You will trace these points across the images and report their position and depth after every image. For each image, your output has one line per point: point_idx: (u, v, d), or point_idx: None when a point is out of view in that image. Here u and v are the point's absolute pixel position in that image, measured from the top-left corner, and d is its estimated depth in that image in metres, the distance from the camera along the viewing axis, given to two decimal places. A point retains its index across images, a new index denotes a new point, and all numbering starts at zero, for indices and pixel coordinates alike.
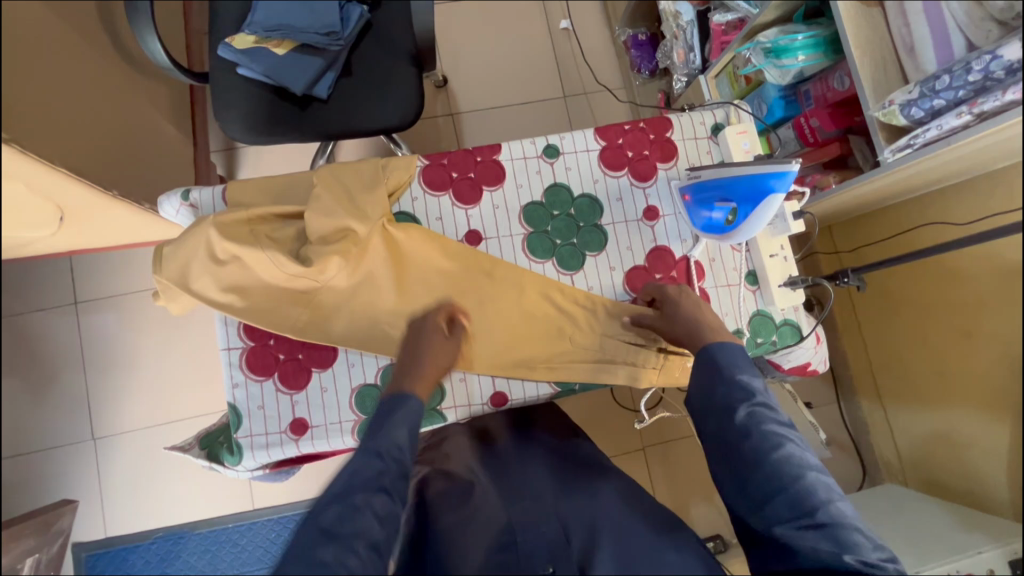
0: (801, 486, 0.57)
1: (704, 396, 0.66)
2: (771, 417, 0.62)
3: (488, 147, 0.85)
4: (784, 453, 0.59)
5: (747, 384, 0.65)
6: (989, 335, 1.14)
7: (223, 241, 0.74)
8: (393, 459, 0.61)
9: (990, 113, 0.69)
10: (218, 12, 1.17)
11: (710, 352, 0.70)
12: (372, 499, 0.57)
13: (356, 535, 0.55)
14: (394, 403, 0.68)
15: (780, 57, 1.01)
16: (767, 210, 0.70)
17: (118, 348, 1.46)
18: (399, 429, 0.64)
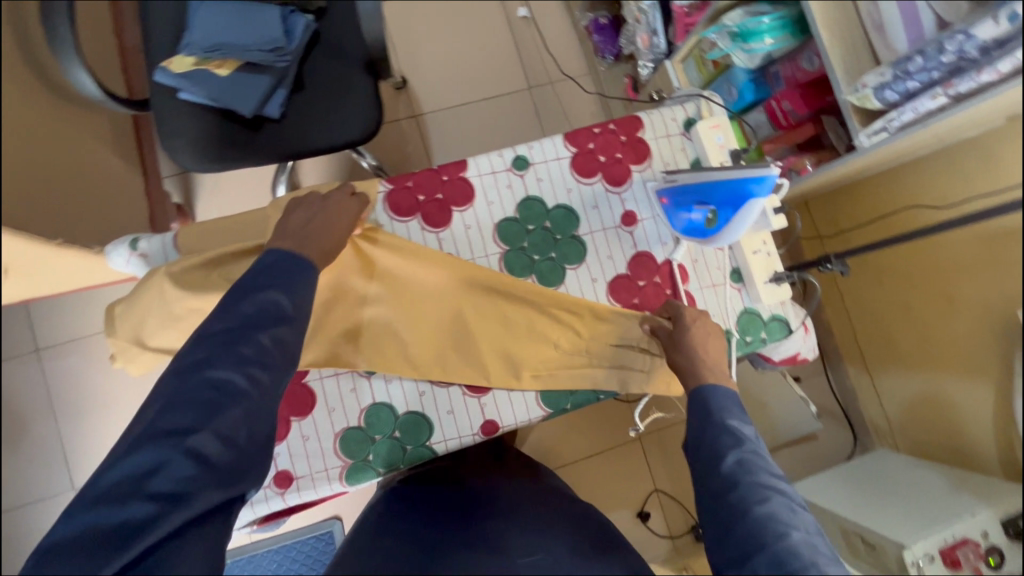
0: (784, 546, 0.50)
1: (692, 441, 0.62)
2: (761, 466, 0.57)
3: (453, 164, 0.81)
4: (768, 506, 0.53)
5: (737, 429, 0.60)
6: (963, 300, 1.17)
7: (178, 294, 0.69)
8: (292, 301, 0.59)
9: (967, 95, 0.67)
10: (151, 34, 1.09)
11: (704, 392, 0.65)
12: (276, 335, 0.57)
13: (259, 362, 0.55)
14: (289, 255, 0.63)
15: (747, 40, 0.98)
16: (749, 213, 0.66)
17: (85, 393, 1.39)
18: (305, 280, 0.61)
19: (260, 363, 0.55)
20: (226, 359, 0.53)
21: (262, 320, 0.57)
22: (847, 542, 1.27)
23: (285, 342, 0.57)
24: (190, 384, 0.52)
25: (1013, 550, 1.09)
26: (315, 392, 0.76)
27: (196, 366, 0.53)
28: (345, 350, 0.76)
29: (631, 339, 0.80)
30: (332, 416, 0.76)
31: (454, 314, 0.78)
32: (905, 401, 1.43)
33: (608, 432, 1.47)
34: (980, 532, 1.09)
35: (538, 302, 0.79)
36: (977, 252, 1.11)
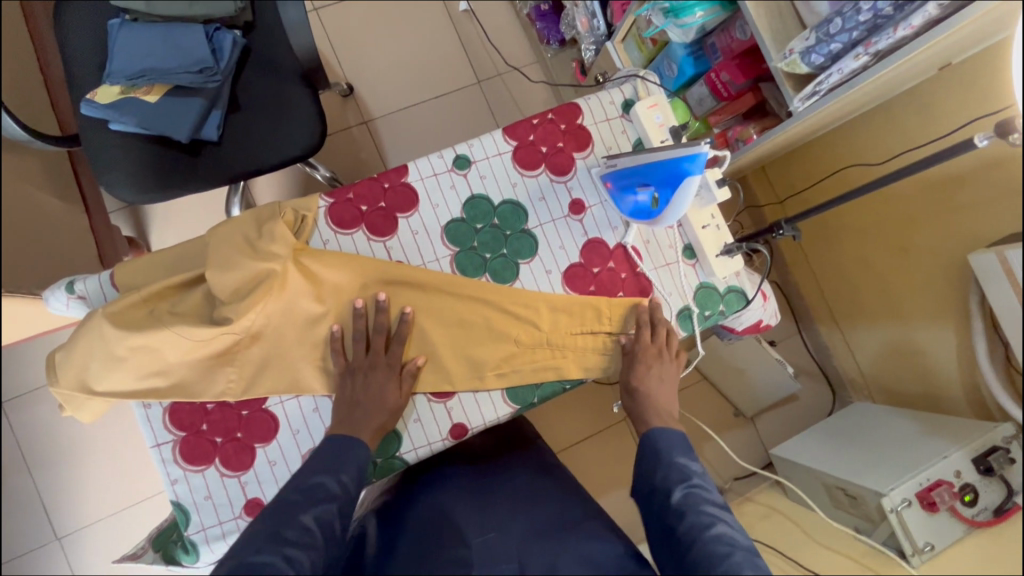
0: (730, 563, 0.55)
1: (646, 480, 0.67)
2: (706, 498, 0.62)
3: (393, 170, 0.80)
4: (713, 532, 0.58)
5: (684, 464, 0.65)
6: (922, 248, 1.20)
7: (118, 334, 0.68)
8: (338, 481, 0.64)
9: (885, 51, 0.70)
10: (73, 66, 1.05)
11: (652, 434, 0.70)
12: (318, 516, 0.59)
13: (298, 542, 0.56)
14: (335, 438, 0.68)
15: (679, 16, 0.95)
16: (687, 193, 0.66)
17: (56, 441, 1.33)
18: (348, 459, 0.66)
19: (302, 545, 0.56)
20: (271, 545, 0.55)
21: (306, 501, 0.60)
22: (829, 496, 1.30)
23: (328, 522, 0.60)
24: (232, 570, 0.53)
25: (988, 487, 1.10)
26: (277, 417, 0.74)
27: (249, 547, 0.55)
28: (302, 371, 0.75)
29: (592, 327, 0.80)
30: (298, 439, 0.75)
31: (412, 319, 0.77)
32: (875, 351, 1.46)
33: (592, 416, 1.47)
34: (954, 473, 1.11)
35: (494, 299, 0.78)
36: (930, 198, 1.15)
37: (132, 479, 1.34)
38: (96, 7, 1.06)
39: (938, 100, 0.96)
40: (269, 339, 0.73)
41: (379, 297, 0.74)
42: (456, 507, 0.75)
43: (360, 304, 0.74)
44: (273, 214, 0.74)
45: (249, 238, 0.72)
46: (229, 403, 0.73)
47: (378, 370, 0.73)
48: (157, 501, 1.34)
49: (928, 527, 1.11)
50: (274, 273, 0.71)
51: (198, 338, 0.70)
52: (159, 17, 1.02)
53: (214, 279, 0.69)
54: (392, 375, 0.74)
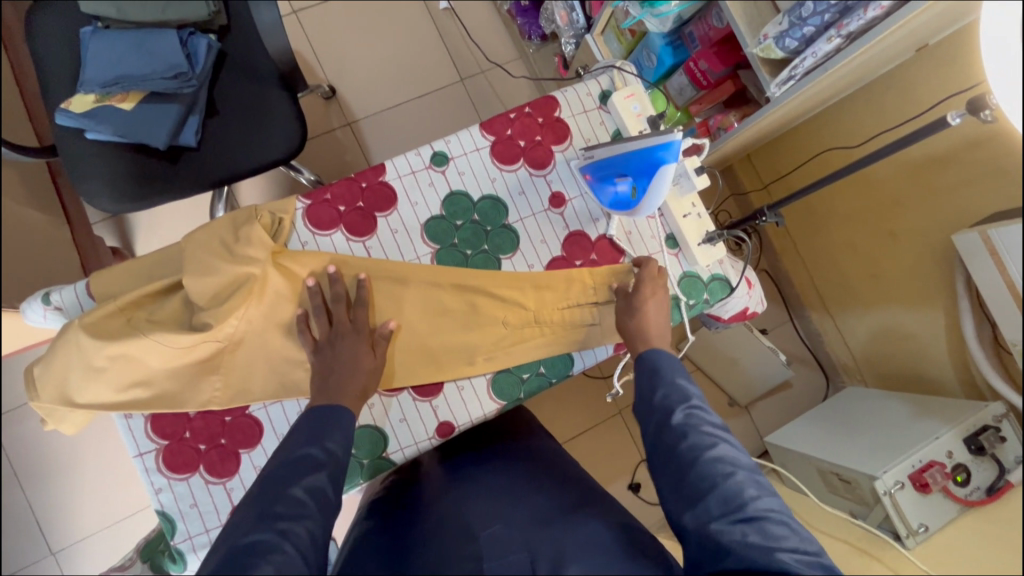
0: (732, 483, 0.56)
1: (644, 399, 0.66)
2: (707, 418, 0.61)
3: (370, 169, 0.79)
4: (716, 452, 0.58)
5: (684, 386, 0.65)
6: (908, 230, 1.20)
7: (96, 343, 0.67)
8: (323, 449, 0.61)
9: (857, 32, 0.70)
10: (47, 77, 1.04)
11: (650, 355, 0.69)
12: (310, 487, 0.57)
13: (289, 515, 0.53)
14: (315, 409, 0.65)
15: (655, 5, 0.95)
16: (664, 178, 0.66)
17: (49, 455, 1.31)
18: (333, 427, 0.63)
19: (295, 518, 0.53)
20: (263, 523, 0.52)
21: (294, 474, 0.57)
22: (824, 482, 1.30)
23: (320, 493, 0.57)
24: (227, 554, 0.51)
25: (980, 465, 1.11)
26: (261, 421, 0.74)
27: (238, 531, 0.52)
28: (286, 373, 0.74)
29: (577, 319, 0.79)
30: (283, 443, 0.74)
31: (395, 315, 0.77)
32: (866, 335, 1.46)
33: (587, 411, 1.47)
34: (946, 453, 1.11)
35: (479, 293, 0.78)
36: (914, 179, 1.16)
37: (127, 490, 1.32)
38: (68, 17, 1.05)
39: (918, 82, 0.96)
40: (251, 343, 0.73)
41: (329, 270, 0.73)
42: (450, 503, 0.74)
43: (311, 283, 0.72)
44: (249, 216, 0.73)
45: (226, 241, 0.71)
46: (212, 410, 0.73)
47: (350, 337, 0.71)
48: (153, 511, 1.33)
49: (919, 507, 1.11)
50: (253, 277, 0.70)
51: (179, 344, 0.69)
52: (131, 23, 1.01)
53: (192, 284, 0.69)
54: (361, 339, 0.71)
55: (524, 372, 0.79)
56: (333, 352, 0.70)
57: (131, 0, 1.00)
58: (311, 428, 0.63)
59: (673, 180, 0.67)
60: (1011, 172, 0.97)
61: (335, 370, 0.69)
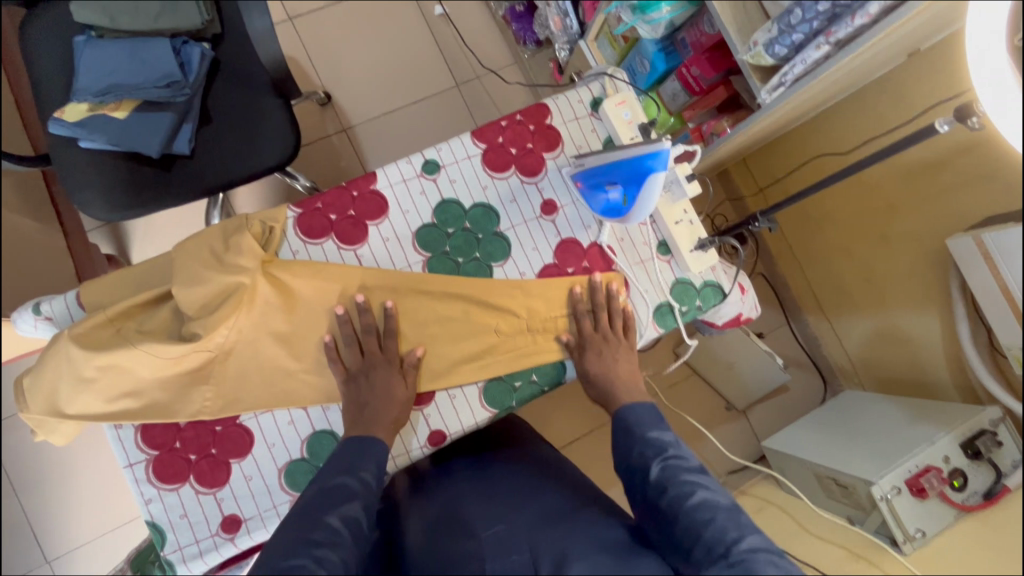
0: (713, 530, 0.55)
1: (623, 459, 0.66)
2: (683, 467, 0.61)
3: (361, 178, 0.79)
4: (694, 499, 0.58)
5: (657, 438, 0.65)
6: (903, 234, 1.20)
7: (86, 354, 0.67)
8: (358, 479, 0.62)
9: (846, 39, 0.70)
10: (41, 86, 1.04)
11: (621, 415, 0.69)
12: (343, 517, 0.58)
13: (326, 542, 0.55)
14: (348, 439, 0.66)
15: (647, 12, 0.96)
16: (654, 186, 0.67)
17: (41, 463, 1.30)
18: (367, 456, 0.65)
19: (330, 545, 0.55)
20: (301, 549, 0.54)
21: (330, 502, 0.59)
22: (822, 487, 1.29)
23: (353, 520, 0.58)
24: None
25: (977, 469, 1.10)
26: (252, 431, 0.74)
27: (278, 554, 0.53)
28: (278, 382, 0.74)
29: (569, 326, 0.79)
30: (273, 453, 0.74)
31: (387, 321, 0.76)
32: (863, 339, 1.45)
33: (583, 416, 1.46)
34: (942, 458, 1.11)
35: (472, 300, 0.78)
36: (908, 183, 1.16)
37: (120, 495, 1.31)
38: (62, 26, 1.05)
39: (909, 88, 0.96)
40: (242, 352, 0.72)
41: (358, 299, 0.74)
42: (444, 509, 0.74)
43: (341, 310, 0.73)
44: (240, 226, 0.73)
45: (216, 251, 0.71)
46: (203, 420, 0.73)
47: (378, 370, 0.73)
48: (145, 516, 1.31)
49: (917, 513, 1.11)
50: (243, 286, 0.70)
51: (169, 355, 0.69)
52: (124, 32, 1.01)
53: (181, 295, 0.69)
54: (392, 371, 0.73)
55: (517, 380, 0.79)
56: (367, 381, 0.72)
57: (124, 9, 1.00)
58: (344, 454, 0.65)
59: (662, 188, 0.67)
60: (1006, 176, 0.97)
61: (369, 402, 0.70)
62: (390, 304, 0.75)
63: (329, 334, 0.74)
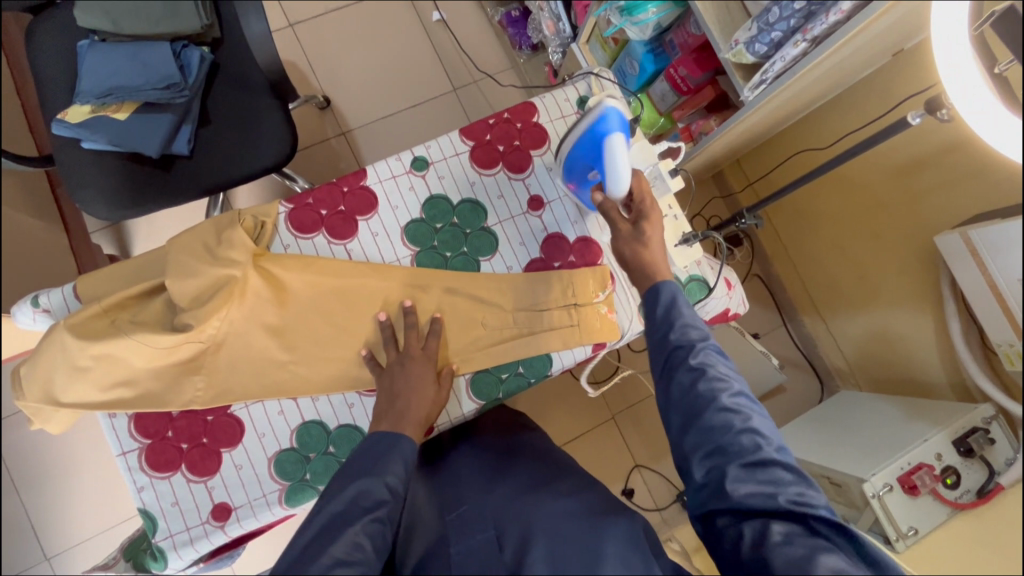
0: (746, 428, 0.58)
1: (660, 334, 0.64)
2: (723, 362, 0.62)
3: (352, 174, 0.81)
4: (731, 397, 0.59)
5: (699, 324, 0.64)
6: (894, 233, 1.21)
7: (82, 344, 0.69)
8: (386, 485, 0.61)
9: (823, 36, 0.71)
10: (45, 90, 1.08)
11: (666, 288, 0.66)
12: (368, 529, 0.57)
13: (348, 560, 0.54)
14: (380, 433, 0.66)
15: (633, 14, 0.98)
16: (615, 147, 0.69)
17: (21, 468, 1.26)
18: (392, 456, 0.63)
19: (349, 563, 0.54)
20: (318, 565, 0.53)
21: (356, 511, 0.58)
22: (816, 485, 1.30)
23: (375, 535, 0.57)
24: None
25: (970, 467, 1.10)
26: (242, 421, 0.75)
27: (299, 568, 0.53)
28: (269, 372, 0.75)
29: (556, 319, 0.80)
30: (263, 442, 0.75)
31: (375, 311, 0.78)
32: (858, 339, 1.45)
33: (578, 416, 1.46)
34: (935, 455, 1.10)
35: (462, 291, 0.79)
36: (899, 181, 1.16)
37: (108, 494, 1.27)
38: (65, 31, 1.08)
39: (895, 86, 0.97)
40: (233, 344, 0.74)
41: (405, 304, 0.77)
42: (424, 498, 0.75)
43: (384, 317, 0.77)
44: (232, 220, 0.75)
45: (208, 244, 0.73)
46: (194, 410, 0.74)
47: (415, 365, 0.73)
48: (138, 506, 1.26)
49: (909, 511, 1.10)
50: (234, 278, 0.72)
51: (161, 345, 0.71)
52: (127, 37, 1.05)
53: (174, 286, 0.71)
54: (429, 366, 0.74)
55: (504, 372, 0.80)
56: (395, 376, 0.73)
57: (126, 14, 1.04)
58: (367, 462, 0.63)
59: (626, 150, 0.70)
60: (994, 174, 0.97)
61: (405, 396, 0.70)
62: (436, 315, 0.78)
63: (367, 348, 0.77)
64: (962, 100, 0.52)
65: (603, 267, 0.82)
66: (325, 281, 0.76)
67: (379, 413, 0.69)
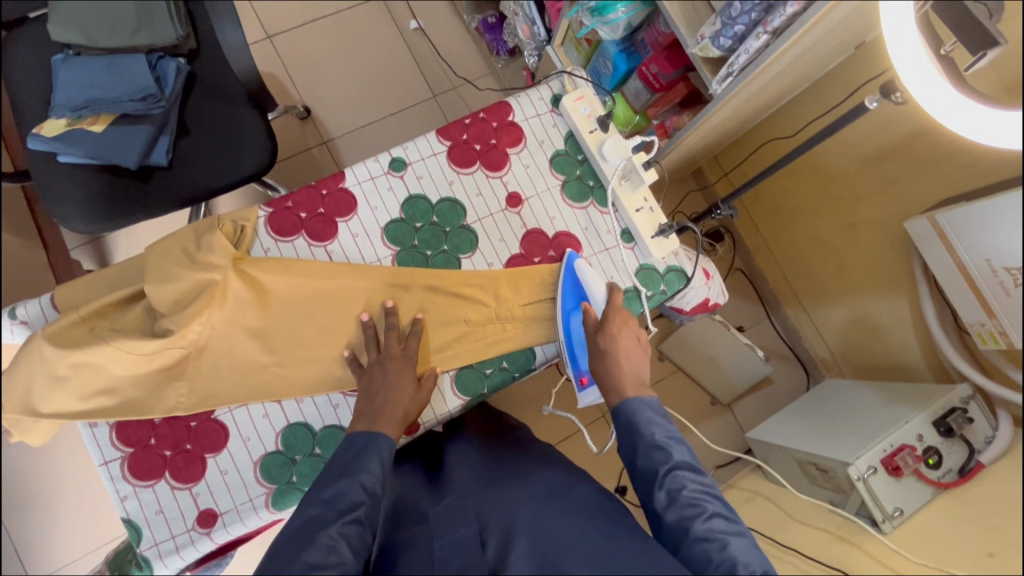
0: (724, 556, 0.58)
1: (631, 461, 0.68)
2: (691, 481, 0.63)
3: (330, 177, 0.82)
4: (704, 522, 0.60)
5: (664, 444, 0.66)
6: (867, 221, 1.24)
7: (59, 353, 0.68)
8: (361, 484, 0.62)
9: (783, 28, 0.74)
10: (18, 104, 1.07)
11: (628, 409, 0.69)
12: (343, 529, 0.57)
13: (324, 563, 0.54)
14: (357, 433, 0.67)
15: (604, 14, 0.99)
16: (587, 275, 0.81)
17: None
18: (370, 455, 0.64)
19: (328, 566, 0.54)
20: (294, 569, 0.53)
21: (331, 513, 0.58)
22: (804, 473, 1.28)
23: (351, 536, 0.58)
24: None
25: (952, 447, 1.10)
26: (226, 425, 0.75)
27: (272, 572, 0.53)
28: (250, 376, 0.75)
29: (539, 313, 0.82)
30: (249, 446, 0.75)
31: (357, 313, 0.78)
32: (839, 328, 1.47)
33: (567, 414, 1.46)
34: (916, 436, 1.10)
35: (443, 288, 0.80)
36: (869, 171, 1.19)
37: (84, 515, 1.24)
38: (40, 45, 1.08)
39: (856, 76, 1.00)
40: (215, 348, 0.74)
41: (387, 303, 0.77)
42: (414, 495, 0.75)
43: (366, 317, 0.77)
44: (211, 225, 0.75)
45: (187, 249, 0.73)
46: (177, 416, 0.74)
47: (391, 364, 0.74)
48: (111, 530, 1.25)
49: (895, 492, 1.09)
50: (214, 283, 0.72)
51: (143, 351, 0.70)
52: (102, 50, 1.04)
53: (153, 293, 0.71)
54: (408, 364, 0.74)
55: (487, 367, 0.81)
56: (377, 373, 0.73)
57: (100, 26, 1.03)
58: (343, 462, 0.64)
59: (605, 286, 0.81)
60: (956, 162, 1.01)
61: (380, 394, 0.71)
62: (417, 315, 0.79)
63: (349, 348, 0.78)
64: (921, 94, 0.53)
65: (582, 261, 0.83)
66: (302, 282, 0.76)
67: (358, 411, 0.70)
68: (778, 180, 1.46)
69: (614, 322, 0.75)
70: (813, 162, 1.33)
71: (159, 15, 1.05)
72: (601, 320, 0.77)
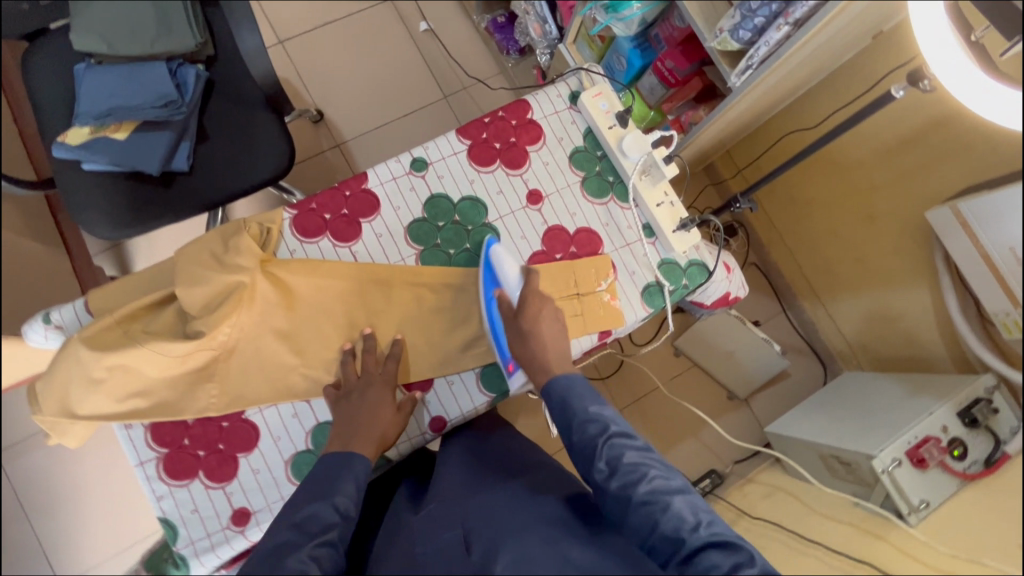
0: (669, 515, 0.56)
1: (567, 438, 0.66)
2: (628, 445, 0.62)
3: (353, 178, 0.83)
4: (647, 484, 0.58)
5: (598, 415, 0.65)
6: (886, 213, 1.22)
7: (95, 356, 0.69)
8: (334, 507, 0.63)
9: (804, 18, 0.74)
10: (43, 114, 1.09)
11: (558, 386, 0.69)
12: (313, 551, 0.57)
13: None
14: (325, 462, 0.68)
15: (619, 10, 1.00)
16: (501, 260, 0.78)
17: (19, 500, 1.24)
18: (344, 477, 0.66)
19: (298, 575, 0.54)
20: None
21: (303, 538, 0.58)
22: (825, 466, 1.27)
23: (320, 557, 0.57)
24: None
25: (975, 438, 1.08)
26: (257, 426, 0.76)
27: None
28: (276, 377, 0.76)
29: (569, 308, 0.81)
30: (279, 445, 0.76)
31: (392, 332, 0.80)
32: (858, 321, 1.45)
33: None
34: (942, 427, 1.09)
35: (467, 285, 0.81)
36: (890, 161, 1.18)
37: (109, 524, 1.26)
38: (63, 56, 1.10)
39: (878, 66, 0.99)
40: (244, 349, 0.75)
41: (364, 331, 0.77)
42: (395, 515, 0.75)
43: (367, 330, 0.78)
44: (238, 228, 0.76)
45: (215, 253, 0.75)
46: (210, 417, 0.75)
47: (377, 393, 0.74)
48: (111, 566, 1.24)
49: (920, 483, 1.08)
50: (243, 284, 0.73)
51: (175, 353, 0.71)
52: (122, 58, 1.06)
53: (184, 295, 0.72)
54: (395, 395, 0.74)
55: None
56: (379, 400, 0.74)
57: (119, 34, 1.05)
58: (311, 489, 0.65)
59: (519, 269, 0.78)
60: (977, 149, 0.99)
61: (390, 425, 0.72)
62: (396, 335, 0.79)
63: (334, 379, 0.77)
64: (944, 71, 0.53)
65: (603, 257, 0.84)
66: (326, 282, 0.77)
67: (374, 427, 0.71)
68: (793, 174, 1.45)
69: (530, 306, 0.74)
70: (829, 153, 1.32)
71: (177, 22, 1.06)
72: (517, 308, 0.75)
